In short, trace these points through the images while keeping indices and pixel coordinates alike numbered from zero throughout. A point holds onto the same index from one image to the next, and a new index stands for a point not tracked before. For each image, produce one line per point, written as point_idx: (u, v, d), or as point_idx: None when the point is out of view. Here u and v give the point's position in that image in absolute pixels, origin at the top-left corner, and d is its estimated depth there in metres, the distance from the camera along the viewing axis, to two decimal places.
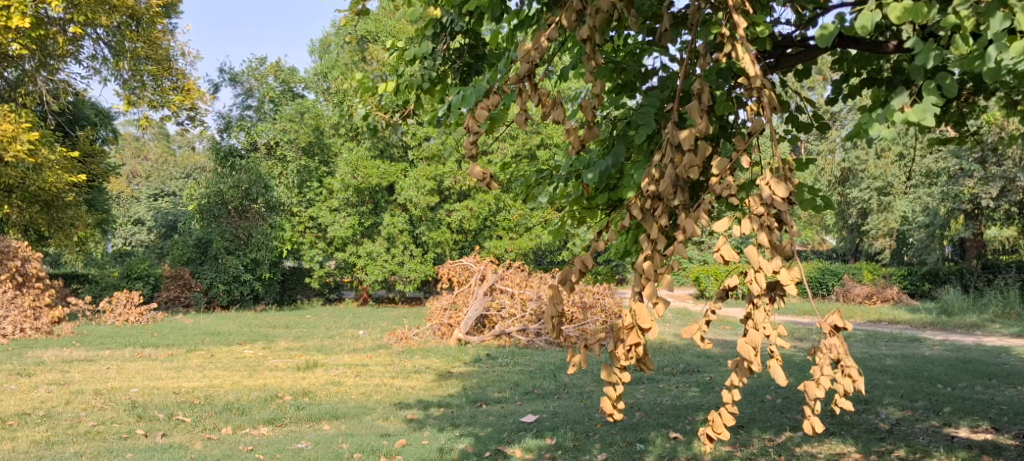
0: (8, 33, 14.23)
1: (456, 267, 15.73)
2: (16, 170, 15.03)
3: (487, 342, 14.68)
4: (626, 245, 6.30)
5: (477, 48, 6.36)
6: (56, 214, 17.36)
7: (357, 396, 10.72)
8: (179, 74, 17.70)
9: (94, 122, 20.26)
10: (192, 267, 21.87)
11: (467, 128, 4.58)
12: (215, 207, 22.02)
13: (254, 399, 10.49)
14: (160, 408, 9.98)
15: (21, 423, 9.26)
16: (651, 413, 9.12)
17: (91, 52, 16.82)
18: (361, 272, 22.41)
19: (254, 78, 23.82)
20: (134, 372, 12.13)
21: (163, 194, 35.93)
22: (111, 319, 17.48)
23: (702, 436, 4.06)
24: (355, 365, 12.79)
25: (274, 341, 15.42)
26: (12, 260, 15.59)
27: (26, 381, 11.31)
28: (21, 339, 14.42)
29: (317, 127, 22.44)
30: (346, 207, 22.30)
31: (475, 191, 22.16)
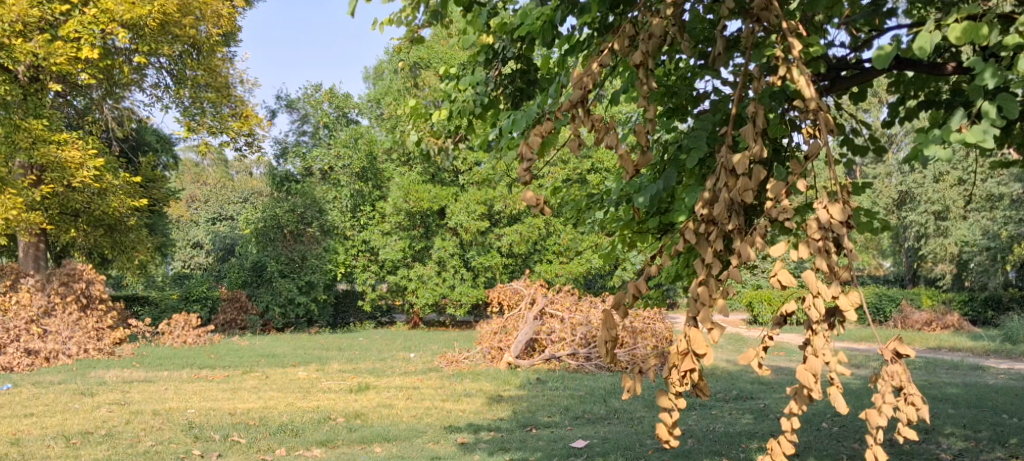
0: (78, 64, 14.78)
1: (506, 291, 15.91)
2: (81, 196, 15.67)
3: (537, 366, 14.66)
4: (678, 269, 6.30)
5: (529, 73, 6.44)
6: (119, 237, 17.84)
7: (409, 419, 10.80)
8: (238, 101, 18.14)
9: (156, 148, 20.77)
10: (249, 290, 22.42)
11: (520, 154, 4.65)
12: (272, 232, 22.50)
13: (308, 421, 10.66)
14: (216, 429, 10.17)
15: (84, 442, 9.50)
16: (704, 441, 9.06)
17: (154, 80, 17.30)
18: (412, 295, 22.61)
19: (310, 104, 24.19)
20: (192, 393, 12.37)
21: (221, 218, 36.63)
22: (170, 341, 17.84)
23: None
24: (406, 388, 12.91)
25: (327, 363, 15.61)
26: (77, 282, 16.05)
27: (89, 401, 11.60)
28: (84, 360, 14.80)
29: (370, 153, 22.72)
30: (398, 230, 22.53)
31: (526, 215, 22.24)
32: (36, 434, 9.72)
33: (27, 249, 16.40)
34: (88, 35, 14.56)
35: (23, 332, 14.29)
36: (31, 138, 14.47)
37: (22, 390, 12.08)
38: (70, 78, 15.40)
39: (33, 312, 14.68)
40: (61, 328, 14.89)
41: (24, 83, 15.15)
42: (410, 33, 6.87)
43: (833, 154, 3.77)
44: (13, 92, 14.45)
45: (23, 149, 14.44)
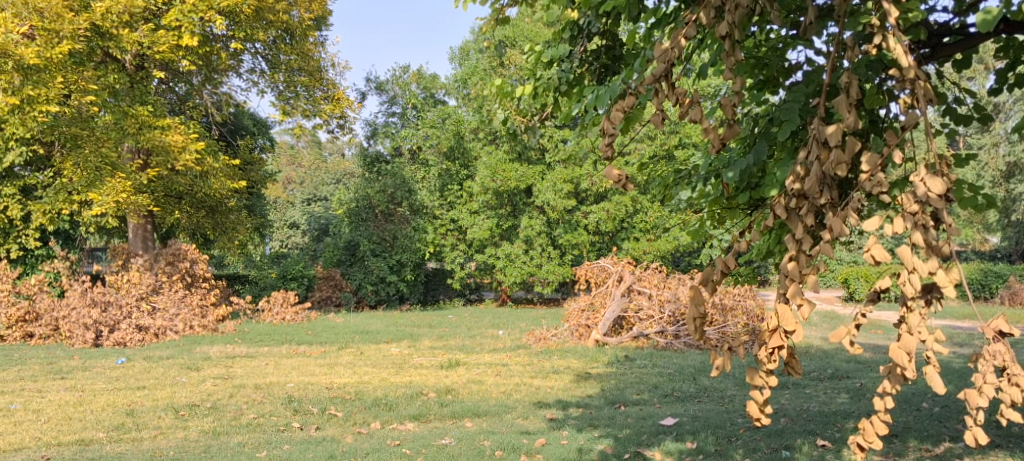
0: (179, 52, 15.36)
1: (593, 268, 16.02)
2: (184, 178, 16.33)
3: (625, 343, 14.69)
4: (769, 246, 6.30)
5: (615, 49, 6.47)
6: (220, 218, 18.55)
7: (498, 395, 11.01)
8: (330, 84, 18.60)
9: (253, 131, 21.43)
10: (343, 268, 23.06)
11: (604, 130, 4.73)
12: (363, 211, 23.03)
13: (401, 395, 10.95)
14: (314, 403, 10.53)
15: (191, 414, 9.95)
16: (797, 420, 9.01)
17: (251, 65, 17.84)
18: (500, 273, 22.87)
19: (399, 86, 24.56)
20: (291, 368, 12.81)
21: (315, 199, 37.59)
22: (270, 318, 18.49)
23: (853, 444, 3.95)
24: (496, 364, 13.12)
25: (419, 340, 15.96)
26: (182, 262, 16.72)
27: (196, 374, 12.15)
28: (190, 336, 15.45)
29: (457, 132, 22.91)
30: (486, 209, 22.78)
31: (613, 192, 22.19)
32: (149, 406, 10.23)
33: (136, 231, 17.12)
34: (188, 24, 14.99)
35: (135, 309, 14.99)
36: (138, 124, 15.07)
37: (135, 364, 12.73)
38: (172, 64, 16.03)
39: (143, 289, 15.33)
40: (169, 305, 15.52)
41: (130, 71, 15.91)
42: (496, 12, 6.99)
43: (933, 124, 3.70)
44: (121, 80, 15.21)
45: (130, 134, 15.05)
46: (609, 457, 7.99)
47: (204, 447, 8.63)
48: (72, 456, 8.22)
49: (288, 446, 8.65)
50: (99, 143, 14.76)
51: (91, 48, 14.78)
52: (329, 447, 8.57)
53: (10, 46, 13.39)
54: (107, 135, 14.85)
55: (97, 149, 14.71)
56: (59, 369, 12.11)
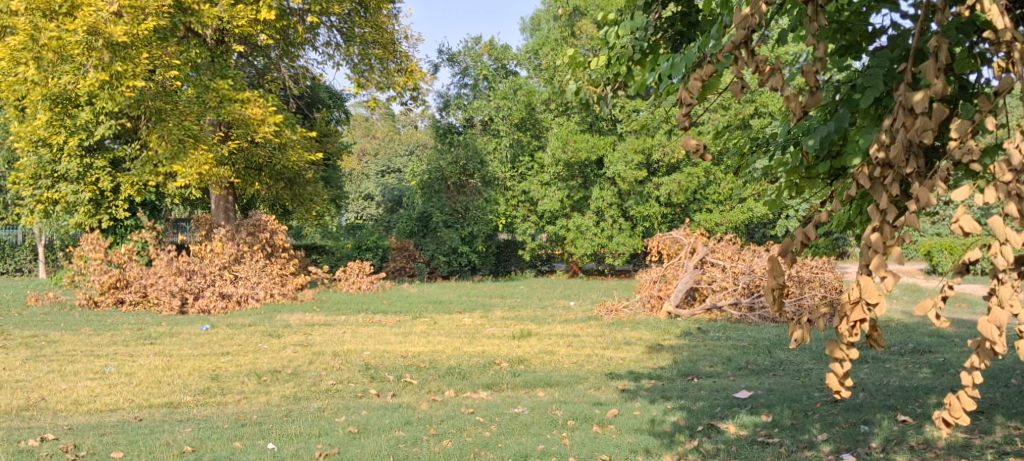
0: (258, 26, 15.68)
1: (665, 240, 15.93)
2: (263, 150, 16.78)
3: (697, 315, 14.60)
4: (850, 216, 6.17)
5: (690, 15, 6.39)
6: (298, 190, 18.94)
7: (570, 365, 11.08)
8: (403, 57, 18.73)
9: (329, 104, 21.76)
10: (416, 239, 23.54)
11: (681, 98, 4.66)
12: (436, 183, 23.29)
13: (474, 365, 11.10)
14: (390, 370, 10.75)
15: (273, 379, 10.25)
16: (877, 395, 8.89)
17: (326, 39, 18.09)
18: (571, 245, 22.90)
19: (470, 58, 24.60)
20: (367, 337, 13.08)
21: (389, 171, 38.12)
22: (346, 287, 18.89)
23: (938, 420, 3.83)
24: (567, 335, 13.19)
25: (491, 310, 16.13)
26: (263, 233, 17.07)
27: (276, 341, 12.49)
28: (271, 304, 15.86)
29: (529, 103, 22.89)
30: (558, 181, 22.76)
31: (686, 163, 21.93)
32: (233, 371, 10.56)
33: (219, 202, 17.62)
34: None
35: (217, 277, 15.46)
36: (219, 97, 15.44)
37: (219, 331, 13.13)
38: (251, 38, 16.38)
39: (226, 259, 15.80)
40: (250, 274, 15.98)
41: (212, 46, 16.40)
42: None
43: None
44: (202, 54, 15.76)
45: (212, 108, 15.42)
46: (683, 429, 8.00)
47: (286, 412, 8.89)
48: (163, 418, 8.55)
49: (366, 412, 8.86)
50: (182, 117, 15.22)
51: (174, 23, 15.16)
52: (406, 413, 8.76)
53: (100, 25, 13.77)
54: (191, 108, 15.27)
55: (181, 123, 15.19)
56: (149, 335, 12.57)
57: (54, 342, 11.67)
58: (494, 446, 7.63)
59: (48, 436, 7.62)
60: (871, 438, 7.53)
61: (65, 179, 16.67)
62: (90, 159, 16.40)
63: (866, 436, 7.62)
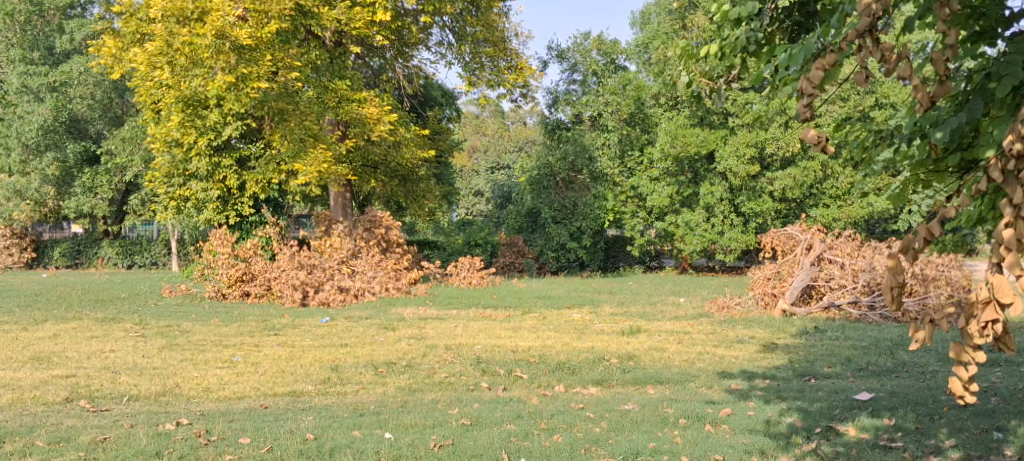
0: (374, 27, 16.21)
1: (781, 236, 15.66)
2: (379, 148, 17.27)
3: (814, 314, 14.25)
4: (981, 212, 5.86)
5: (808, 5, 6.38)
6: (411, 187, 19.42)
7: (681, 363, 11.02)
8: (513, 54, 18.89)
9: (441, 103, 22.19)
10: (525, 235, 23.83)
11: (801, 89, 4.68)
12: (544, 180, 23.50)
13: (584, 360, 11.15)
14: (501, 364, 10.91)
15: (389, 371, 10.55)
16: (1010, 400, 8.55)
17: (439, 39, 18.43)
18: (681, 241, 22.71)
19: (579, 53, 24.57)
20: (478, 331, 13.30)
21: (499, 168, 38.67)
22: (457, 282, 19.21)
23: None
24: (678, 332, 13.09)
25: (600, 306, 16.14)
26: (378, 228, 17.55)
27: (392, 334, 12.83)
28: (386, 298, 16.31)
29: (638, 98, 22.75)
30: (667, 176, 22.57)
31: (801, 157, 21.37)
32: (351, 362, 10.91)
33: (337, 199, 18.22)
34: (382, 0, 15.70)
35: (336, 271, 16.00)
36: (337, 97, 16.12)
37: (337, 324, 13.57)
38: (368, 40, 16.91)
39: (344, 254, 16.30)
40: (366, 268, 16.46)
41: (329, 48, 16.91)
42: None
43: None
44: (321, 56, 16.37)
45: (331, 108, 16.06)
46: (799, 431, 7.87)
47: (402, 403, 9.16)
48: (287, 406, 8.93)
49: (478, 405, 9.04)
50: (303, 117, 15.77)
51: (294, 26, 15.74)
52: (517, 407, 8.89)
53: (227, 29, 14.57)
54: (310, 108, 15.88)
55: (302, 123, 15.75)
56: (273, 326, 13.10)
57: (186, 332, 12.28)
58: (604, 442, 7.68)
59: (183, 421, 8.04)
60: (1004, 446, 7.27)
61: (195, 178, 17.35)
62: (218, 158, 16.97)
63: (999, 443, 7.35)
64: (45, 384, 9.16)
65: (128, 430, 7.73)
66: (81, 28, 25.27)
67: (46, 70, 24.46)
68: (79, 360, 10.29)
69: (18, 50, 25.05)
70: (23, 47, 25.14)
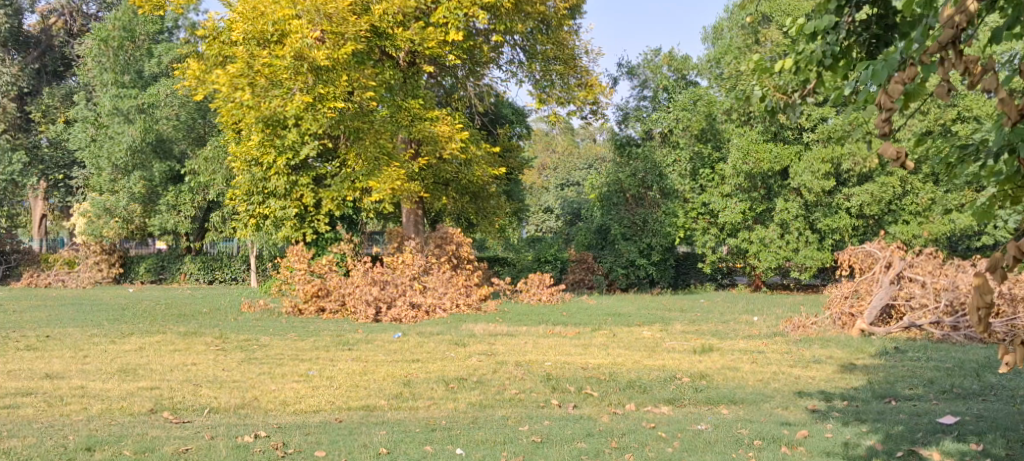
0: (446, 47, 16.47)
1: (858, 254, 15.46)
2: (451, 166, 17.49)
3: (894, 334, 13.90)
4: None
5: (886, 18, 6.23)
6: (482, 203, 19.64)
7: (755, 383, 10.87)
8: (583, 71, 18.90)
9: (511, 120, 22.38)
10: (595, 251, 23.78)
11: (880, 105, 4.75)
12: (614, 196, 23.61)
13: (655, 379, 11.08)
14: (571, 381, 10.89)
15: (460, 386, 10.61)
16: None
17: (509, 57, 18.58)
18: (755, 258, 22.44)
19: (650, 69, 24.31)
20: (548, 347, 13.30)
21: (569, 184, 38.85)
22: (527, 298, 19.24)
23: None
24: (751, 351, 12.91)
25: (671, 323, 15.99)
26: (449, 245, 17.70)
27: (463, 350, 12.91)
28: (457, 314, 16.42)
29: (710, 114, 22.46)
30: (740, 192, 22.25)
31: (880, 172, 20.90)
32: (422, 377, 11.01)
33: (409, 216, 18.47)
34: (454, 20, 16.07)
35: (407, 287, 16.18)
36: (410, 117, 16.38)
37: (409, 339, 13.72)
38: (440, 59, 17.19)
39: (416, 270, 16.47)
40: (438, 284, 16.61)
41: (403, 67, 17.22)
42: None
43: None
44: (395, 76, 16.61)
45: (404, 126, 16.33)
46: (880, 454, 7.71)
47: (473, 418, 9.22)
48: (361, 420, 9.04)
49: (549, 422, 9.03)
50: (378, 135, 16.04)
51: (370, 47, 16.32)
52: (588, 425, 8.88)
53: (305, 50, 14.94)
54: (385, 127, 16.11)
55: (376, 141, 16.02)
56: (347, 341, 13.31)
57: (264, 346, 12.55)
58: None
59: (261, 433, 8.22)
60: None
61: (273, 196, 17.86)
62: (296, 177, 17.39)
63: None
64: (131, 395, 9.46)
65: (209, 441, 7.94)
66: (169, 52, 25.90)
67: (136, 93, 25.48)
68: (163, 372, 10.59)
69: (110, 74, 25.97)
70: (115, 71, 26.02)
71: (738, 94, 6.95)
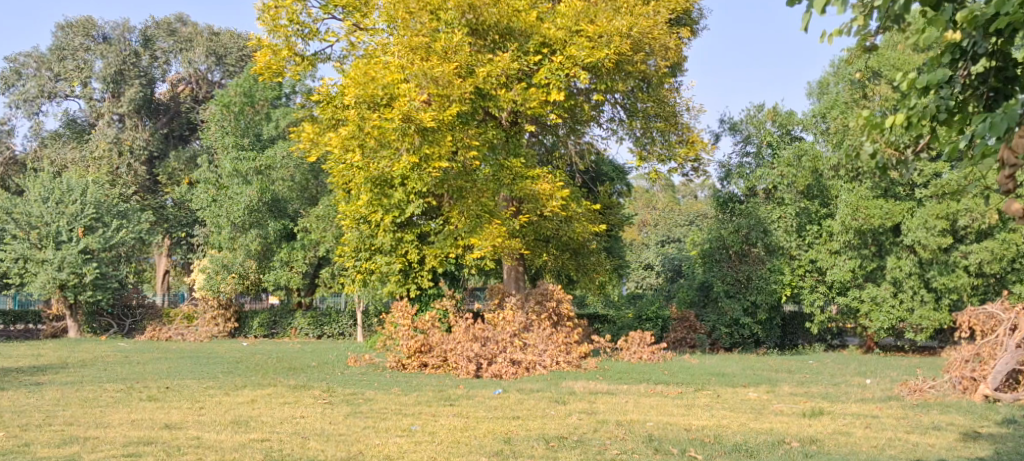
0: (548, 106, 16.69)
1: (979, 316, 14.84)
2: (551, 224, 17.56)
3: (1021, 401, 13.10)
4: None
5: (1006, 70, 6.02)
6: (582, 260, 19.56)
7: (870, 449, 10.44)
8: (685, 128, 18.86)
9: (612, 177, 22.47)
10: (697, 309, 23.44)
11: (1005, 160, 5.04)
12: (717, 253, 23.09)
13: (762, 442, 10.76)
14: (674, 443, 10.66)
15: (561, 445, 10.50)
16: None
17: (610, 115, 18.63)
18: (865, 318, 21.78)
19: (752, 125, 23.99)
20: (650, 407, 13.09)
21: (669, 240, 38.65)
22: (628, 356, 19.02)
23: None
24: (865, 416, 12.43)
25: (778, 385, 15.55)
26: (549, 301, 17.68)
27: (563, 408, 12.82)
28: (557, 371, 16.29)
29: (815, 170, 22.14)
30: (849, 249, 21.74)
31: (999, 229, 20.03)
32: (523, 435, 10.95)
33: (510, 272, 18.53)
34: (556, 81, 16.31)
35: (508, 344, 16.17)
36: (512, 175, 16.47)
37: (510, 396, 13.71)
38: (542, 118, 17.39)
39: (516, 327, 16.48)
40: (538, 342, 16.58)
41: (506, 127, 17.42)
42: (863, 42, 7.31)
43: None
44: (498, 136, 16.84)
45: (506, 185, 16.48)
46: None
47: None
48: None
49: None
50: (480, 194, 16.43)
51: (475, 108, 16.64)
52: None
53: (413, 113, 15.21)
54: (487, 186, 16.41)
55: (478, 199, 16.41)
56: (449, 397, 13.39)
57: (369, 400, 12.73)
58: None
59: None
60: None
61: (380, 252, 18.40)
62: (401, 234, 17.99)
63: None
64: (243, 446, 9.69)
65: None
66: (286, 117, 27.42)
67: (254, 155, 26.50)
68: (273, 424, 10.83)
69: (231, 136, 26.92)
70: (235, 135, 26.97)
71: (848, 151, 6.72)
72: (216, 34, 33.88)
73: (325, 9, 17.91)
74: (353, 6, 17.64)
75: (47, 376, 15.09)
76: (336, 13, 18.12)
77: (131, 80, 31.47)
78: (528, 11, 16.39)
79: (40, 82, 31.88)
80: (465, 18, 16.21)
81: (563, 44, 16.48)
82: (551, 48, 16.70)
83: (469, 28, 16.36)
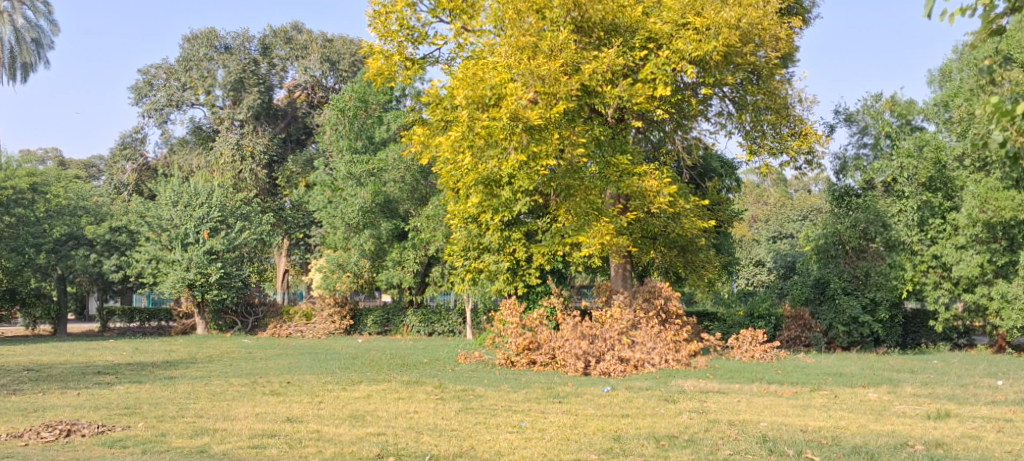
0: (654, 102, 16.59)
1: None
2: (659, 220, 17.33)
3: None
4: None
5: None
6: (690, 257, 19.27)
7: (1003, 454, 9.98)
8: (797, 120, 18.44)
9: (721, 173, 22.09)
10: (812, 307, 22.56)
11: None
12: (833, 247, 22.34)
13: (884, 446, 10.39)
14: (790, 444, 10.39)
15: (671, 444, 10.37)
16: None
17: (718, 108, 18.32)
18: (995, 316, 20.82)
19: (870, 115, 23.16)
20: (764, 407, 12.80)
21: (781, 236, 38.17)
22: (739, 356, 18.65)
23: None
24: (997, 419, 11.87)
25: (900, 385, 15.01)
26: (657, 299, 17.50)
27: (673, 407, 12.64)
28: (666, 370, 16.09)
29: (938, 161, 21.37)
30: (976, 243, 20.75)
31: None
32: (633, 434, 10.87)
33: (618, 269, 18.50)
34: (662, 75, 16.19)
35: (616, 342, 16.14)
36: (619, 172, 16.37)
37: (619, 393, 13.64)
38: (647, 115, 17.25)
39: (625, 325, 16.33)
40: (646, 339, 16.42)
41: (611, 124, 17.31)
42: (989, 23, 6.96)
43: None
44: (604, 132, 16.72)
45: (613, 182, 16.39)
46: None
47: None
48: None
49: None
50: (588, 192, 16.36)
51: (580, 105, 16.65)
52: None
53: (520, 111, 15.27)
54: (594, 184, 16.34)
55: (586, 197, 16.34)
56: (559, 394, 13.40)
57: (479, 397, 12.85)
58: None
59: None
60: None
61: (488, 250, 18.68)
62: (508, 233, 18.23)
63: None
64: (360, 440, 9.92)
65: None
66: (397, 119, 27.71)
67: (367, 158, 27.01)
68: (388, 419, 11.06)
69: (345, 140, 27.74)
70: (349, 138, 27.75)
71: (973, 138, 6.51)
72: (330, 42, 34.61)
73: (433, 12, 18.10)
74: (460, 8, 17.85)
75: (179, 370, 15.79)
76: (444, 16, 18.29)
77: (250, 87, 32.62)
78: (633, 6, 16.25)
79: (169, 92, 33.20)
80: (571, 16, 16.23)
81: (670, 38, 16.27)
82: (658, 43, 16.54)
83: (575, 26, 16.35)
